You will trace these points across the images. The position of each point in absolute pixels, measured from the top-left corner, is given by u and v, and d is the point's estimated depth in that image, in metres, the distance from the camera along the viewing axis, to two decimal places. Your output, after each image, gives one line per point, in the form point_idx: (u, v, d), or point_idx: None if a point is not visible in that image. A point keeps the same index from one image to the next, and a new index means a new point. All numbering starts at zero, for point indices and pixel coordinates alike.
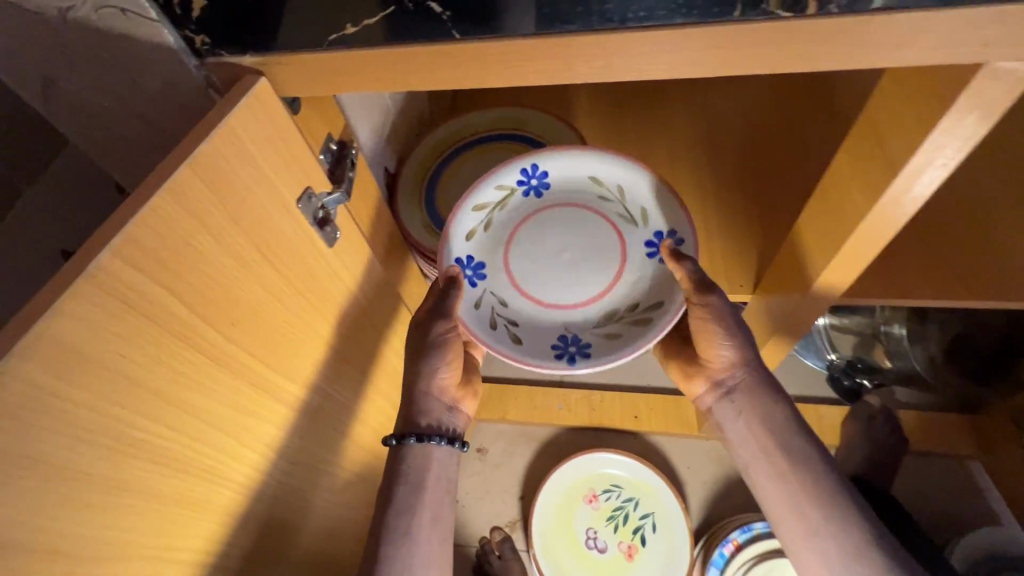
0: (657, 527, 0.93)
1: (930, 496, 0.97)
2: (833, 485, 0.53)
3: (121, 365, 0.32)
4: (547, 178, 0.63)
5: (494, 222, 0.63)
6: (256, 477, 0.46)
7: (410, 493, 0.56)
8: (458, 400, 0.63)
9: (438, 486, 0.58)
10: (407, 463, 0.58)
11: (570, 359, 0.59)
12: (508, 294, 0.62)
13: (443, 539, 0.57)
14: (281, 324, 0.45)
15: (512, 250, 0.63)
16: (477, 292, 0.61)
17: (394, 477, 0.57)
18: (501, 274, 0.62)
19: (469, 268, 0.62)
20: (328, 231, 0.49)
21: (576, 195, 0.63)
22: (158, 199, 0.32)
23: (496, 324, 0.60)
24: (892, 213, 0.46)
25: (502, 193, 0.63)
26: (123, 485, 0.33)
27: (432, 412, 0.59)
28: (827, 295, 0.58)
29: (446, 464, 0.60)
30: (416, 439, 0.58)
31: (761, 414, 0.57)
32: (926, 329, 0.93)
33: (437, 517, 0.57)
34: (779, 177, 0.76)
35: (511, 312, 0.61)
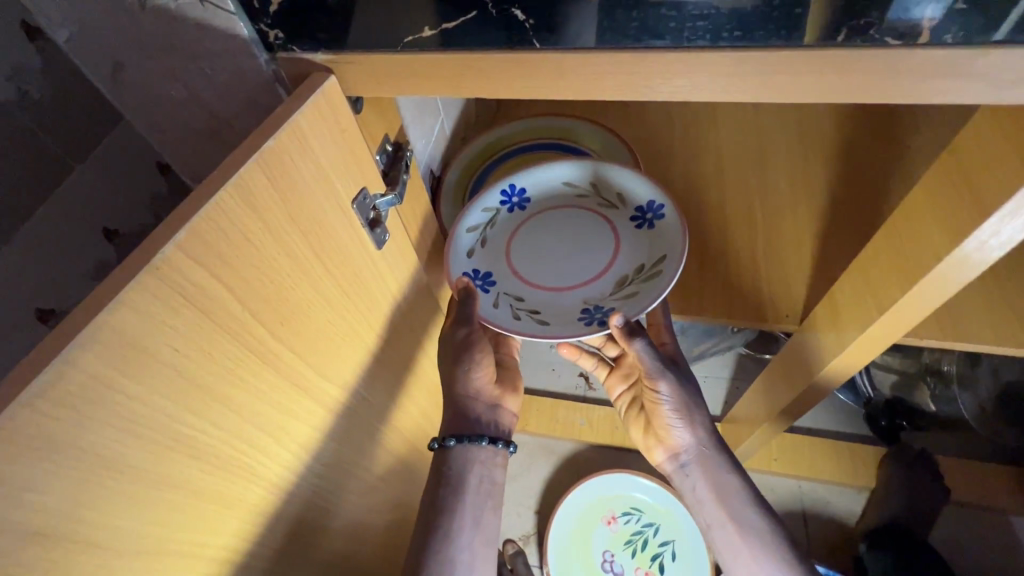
0: (677, 556, 0.90)
1: (969, 549, 0.92)
2: (775, 543, 0.60)
3: (174, 359, 0.31)
4: (525, 191, 0.66)
5: (489, 238, 0.65)
6: (288, 476, 0.45)
7: (451, 496, 0.57)
8: (497, 398, 0.62)
9: (479, 490, 0.59)
10: (450, 466, 0.59)
11: (600, 322, 0.57)
12: (521, 290, 0.62)
13: (485, 543, 0.58)
14: (326, 325, 0.45)
15: (513, 255, 0.64)
16: (493, 297, 0.61)
17: (437, 480, 0.58)
18: (509, 276, 0.63)
19: (479, 279, 0.62)
20: (377, 232, 0.48)
21: (556, 202, 0.66)
22: (225, 193, 0.32)
23: (518, 316, 0.59)
24: (971, 260, 0.42)
25: (488, 213, 0.65)
26: (165, 479, 0.33)
27: (472, 413, 0.60)
28: (887, 339, 0.55)
29: (489, 466, 0.60)
30: (455, 440, 0.58)
31: (716, 480, 0.63)
32: (976, 373, 0.86)
33: (478, 520, 0.58)
34: (830, 205, 0.73)
35: (529, 304, 0.61)
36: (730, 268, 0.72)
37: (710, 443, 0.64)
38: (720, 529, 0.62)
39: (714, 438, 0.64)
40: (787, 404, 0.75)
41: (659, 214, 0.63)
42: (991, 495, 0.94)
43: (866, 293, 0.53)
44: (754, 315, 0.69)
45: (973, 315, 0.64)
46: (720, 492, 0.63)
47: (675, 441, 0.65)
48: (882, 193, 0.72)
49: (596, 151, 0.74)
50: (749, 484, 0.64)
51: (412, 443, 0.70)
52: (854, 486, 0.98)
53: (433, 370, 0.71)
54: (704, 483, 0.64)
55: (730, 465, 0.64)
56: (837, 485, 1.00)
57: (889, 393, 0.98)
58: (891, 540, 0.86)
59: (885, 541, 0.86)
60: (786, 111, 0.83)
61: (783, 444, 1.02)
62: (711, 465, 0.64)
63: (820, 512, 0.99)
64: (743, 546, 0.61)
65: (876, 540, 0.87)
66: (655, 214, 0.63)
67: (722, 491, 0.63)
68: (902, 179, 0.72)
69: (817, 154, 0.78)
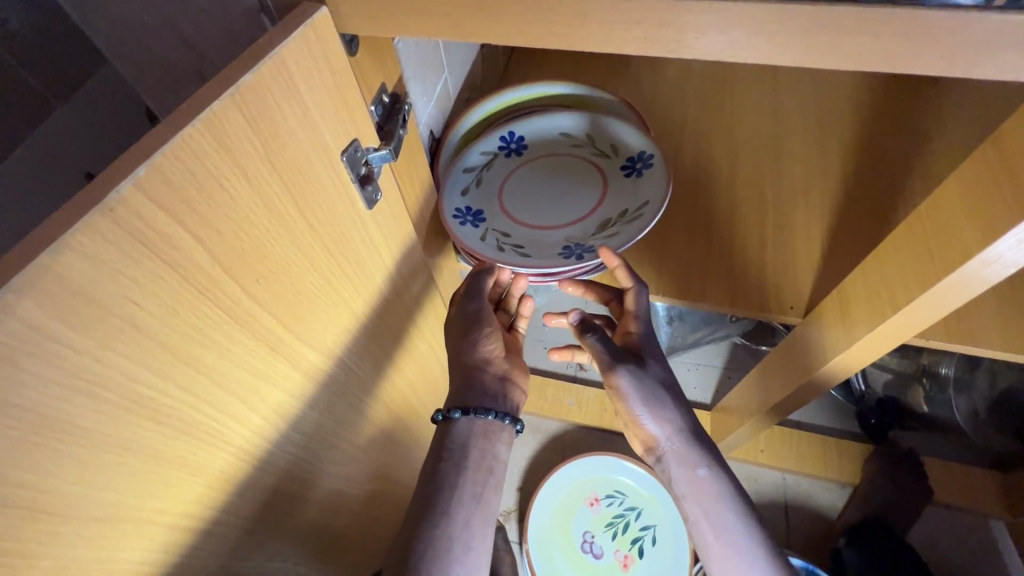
0: (658, 540, 0.89)
1: (947, 549, 0.92)
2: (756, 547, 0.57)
3: (131, 313, 0.28)
4: (523, 138, 0.68)
5: (484, 179, 0.66)
6: (260, 444, 0.43)
7: (451, 470, 0.53)
8: (509, 373, 0.59)
9: (481, 466, 0.54)
10: (453, 441, 0.55)
11: (579, 257, 0.59)
12: (509, 227, 0.63)
13: (484, 520, 0.53)
14: (306, 289, 0.41)
15: (505, 196, 0.65)
16: (480, 231, 0.62)
17: (437, 453, 0.54)
18: (499, 215, 0.64)
19: (469, 215, 0.63)
20: (368, 190, 0.44)
21: (552, 149, 0.68)
22: (193, 128, 0.28)
23: (503, 248, 0.61)
24: (998, 263, 0.40)
25: (486, 156, 0.67)
26: (121, 442, 0.30)
27: (483, 385, 0.56)
28: (900, 336, 0.52)
29: (494, 442, 0.56)
30: (461, 412, 0.54)
31: (689, 474, 0.60)
32: (973, 377, 0.86)
33: (478, 497, 0.53)
34: (846, 197, 0.70)
35: (514, 240, 0.62)
36: (737, 255, 0.69)
37: (685, 435, 0.60)
38: (699, 528, 0.60)
39: (687, 430, 0.60)
40: (782, 396, 0.73)
41: (647, 163, 0.64)
42: (974, 499, 0.94)
43: (879, 289, 0.51)
44: (761, 310, 0.66)
45: (978, 315, 0.63)
46: (692, 485, 0.60)
47: (644, 435, 0.61)
48: (903, 182, 0.69)
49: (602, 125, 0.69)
50: (727, 475, 0.60)
51: (397, 417, 0.68)
52: (839, 482, 0.98)
53: (424, 344, 0.68)
54: (678, 478, 0.61)
55: (708, 457, 0.60)
56: (825, 482, 1.00)
57: (881, 392, 0.98)
58: (872, 533, 0.86)
59: (863, 536, 0.86)
60: (805, 91, 0.80)
61: (772, 437, 1.01)
62: (685, 459, 0.60)
63: (802, 505, 0.99)
64: (716, 542, 0.58)
65: (856, 534, 0.87)
66: (644, 163, 0.64)
67: (695, 485, 0.60)
68: (921, 164, 0.69)
69: (835, 136, 0.75)
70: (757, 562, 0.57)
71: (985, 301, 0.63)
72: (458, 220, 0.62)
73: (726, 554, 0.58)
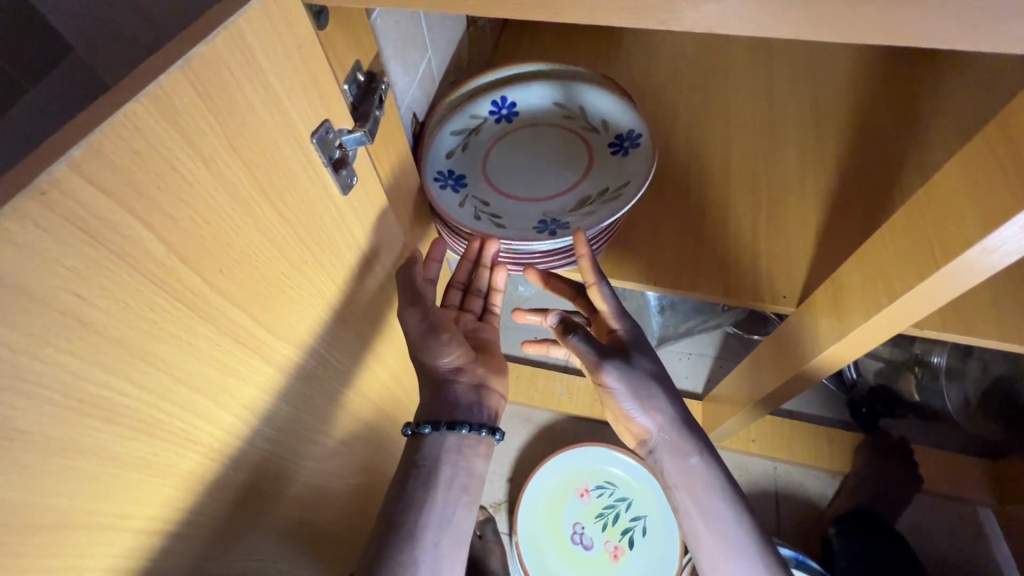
0: (648, 531, 0.88)
1: (935, 537, 0.93)
2: (750, 537, 0.56)
3: (76, 307, 0.26)
4: (515, 105, 0.66)
5: (471, 144, 0.65)
6: (231, 442, 0.41)
7: (420, 489, 0.51)
8: (481, 379, 0.57)
9: (452, 484, 0.52)
10: (424, 456, 0.53)
11: (552, 232, 0.59)
12: (489, 195, 0.63)
13: (455, 542, 0.51)
14: (277, 279, 0.39)
15: (489, 163, 0.64)
16: (460, 197, 0.62)
17: (407, 471, 0.52)
18: (481, 182, 0.63)
19: (451, 179, 0.63)
20: (343, 175, 0.42)
21: (543, 119, 0.67)
22: (138, 104, 0.25)
23: (479, 217, 0.60)
24: (998, 252, 0.39)
25: (475, 120, 0.66)
26: (72, 445, 0.28)
27: (452, 397, 0.54)
28: (895, 326, 0.50)
29: (467, 457, 0.54)
30: (431, 427, 0.52)
31: (682, 465, 0.58)
32: (966, 365, 0.86)
33: (448, 517, 0.51)
34: (840, 182, 0.68)
35: (492, 208, 0.62)
36: (727, 240, 0.67)
37: (677, 425, 0.59)
38: (693, 522, 0.58)
39: (679, 420, 0.59)
40: (773, 387, 0.72)
41: (635, 142, 0.63)
42: (962, 486, 0.94)
43: (875, 279, 0.49)
44: (753, 299, 0.65)
45: (971, 303, 0.62)
46: (683, 476, 0.59)
47: (636, 428, 0.60)
48: (898, 168, 0.67)
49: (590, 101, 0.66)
50: (720, 467, 0.59)
51: (380, 410, 0.67)
52: (829, 471, 0.98)
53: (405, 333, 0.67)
54: (670, 470, 0.59)
55: (700, 446, 0.59)
56: (815, 471, 0.99)
57: (874, 380, 0.97)
58: (860, 523, 0.86)
59: (852, 526, 0.86)
60: (799, 71, 0.78)
61: (762, 426, 1.00)
62: (677, 449, 0.59)
63: (792, 494, 0.99)
64: (711, 535, 0.57)
65: (845, 524, 0.87)
66: (631, 142, 0.63)
67: (688, 476, 0.58)
68: (917, 150, 0.68)
69: (829, 118, 0.73)
70: (747, 554, 0.55)
71: (979, 287, 0.62)
72: (439, 183, 0.62)
73: (722, 548, 0.56)
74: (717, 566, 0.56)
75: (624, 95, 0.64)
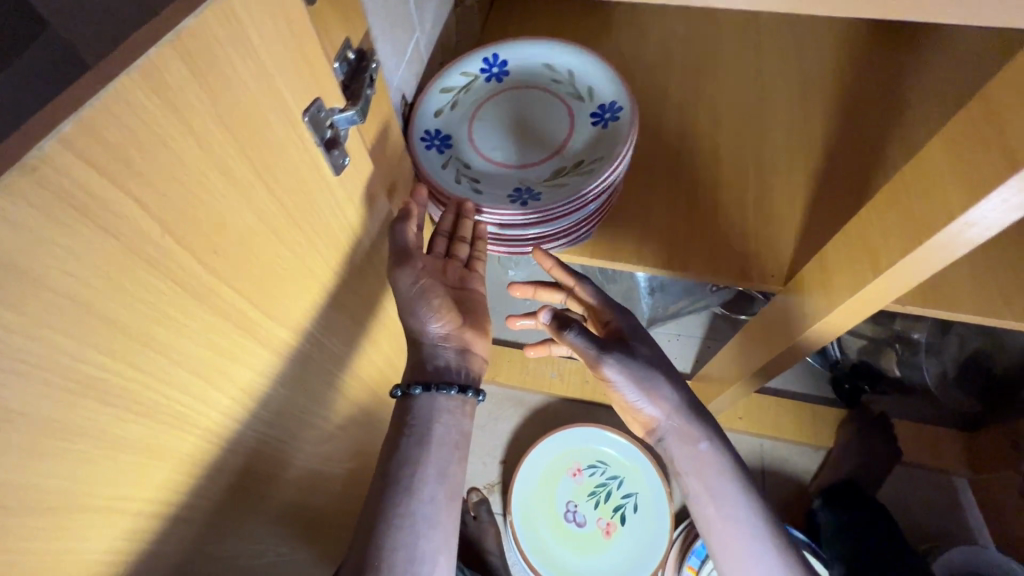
0: (639, 507, 0.90)
1: (914, 507, 0.96)
2: (760, 518, 0.58)
3: (72, 288, 0.26)
4: (506, 65, 0.66)
5: (460, 103, 0.66)
6: (228, 425, 0.41)
7: (413, 447, 0.52)
8: (466, 342, 0.55)
9: (445, 440, 0.53)
10: (415, 417, 0.53)
11: (524, 202, 0.60)
12: (472, 158, 0.63)
13: (451, 495, 0.52)
14: (271, 260, 0.39)
15: (475, 125, 0.65)
16: (444, 158, 0.62)
17: (399, 431, 0.53)
18: (466, 144, 0.64)
19: (437, 138, 0.63)
20: (336, 155, 0.42)
21: (532, 81, 0.67)
22: (129, 78, 0.25)
23: (460, 179, 0.61)
24: (978, 225, 0.40)
25: (467, 78, 0.66)
26: (69, 428, 0.28)
27: (439, 358, 0.54)
28: (878, 301, 0.52)
29: (458, 416, 0.54)
30: (422, 389, 0.53)
31: (692, 451, 0.60)
32: (945, 342, 0.88)
33: (443, 472, 0.52)
34: (826, 161, 0.69)
35: (473, 172, 0.63)
36: (716, 219, 0.68)
37: (685, 413, 0.60)
38: (704, 507, 0.59)
39: (687, 408, 0.60)
40: (761, 365, 0.74)
41: (616, 114, 0.62)
42: (939, 457, 0.98)
43: (860, 253, 0.51)
44: (740, 278, 0.66)
45: (951, 279, 0.63)
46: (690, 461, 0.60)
47: (646, 418, 0.61)
48: (883, 147, 0.69)
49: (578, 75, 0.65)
50: (727, 451, 0.61)
51: (376, 395, 0.67)
52: (813, 445, 1.01)
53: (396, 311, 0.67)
54: (681, 458, 0.60)
55: (709, 432, 0.60)
56: (799, 446, 1.02)
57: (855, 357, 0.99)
58: (845, 496, 0.89)
59: (838, 500, 0.89)
60: (787, 47, 0.78)
61: (749, 403, 1.03)
62: (685, 436, 0.60)
63: (778, 469, 1.01)
64: (722, 517, 0.58)
65: (831, 498, 0.90)
66: (612, 114, 0.63)
67: (698, 461, 0.60)
68: (900, 129, 0.69)
69: (815, 96, 0.74)
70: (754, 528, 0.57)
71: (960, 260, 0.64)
72: (425, 142, 0.63)
73: (732, 529, 0.57)
74: (729, 548, 0.57)
75: (610, 69, 0.63)
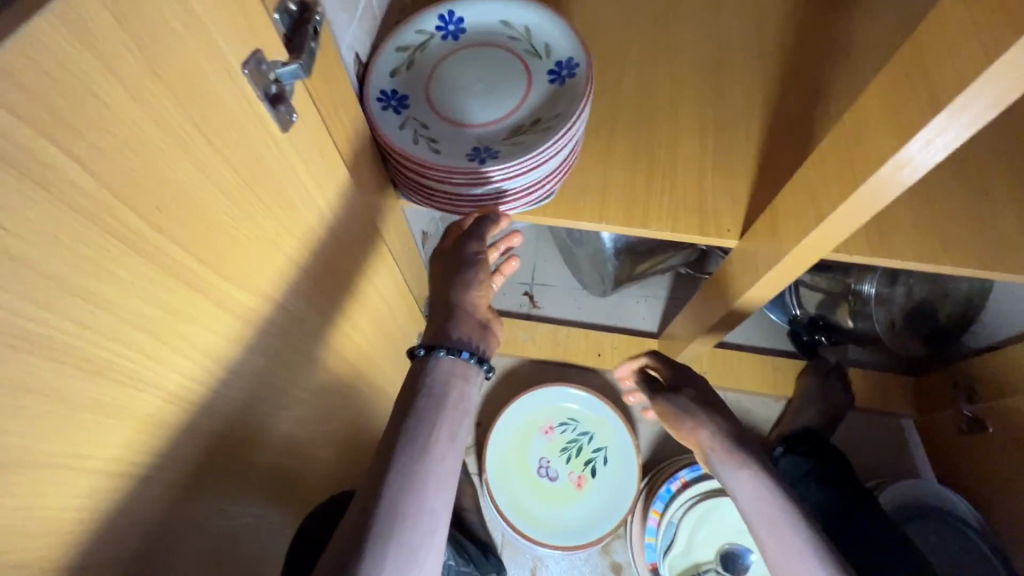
0: (609, 460, 0.94)
1: (865, 447, 1.03)
2: None
3: (3, 242, 0.25)
4: (463, 23, 0.66)
5: (416, 62, 0.64)
6: (191, 386, 0.41)
7: (429, 409, 0.52)
8: (489, 324, 0.61)
9: (458, 406, 0.54)
10: (433, 378, 0.54)
11: (483, 161, 0.60)
12: (429, 118, 0.63)
13: (458, 458, 0.51)
14: (222, 219, 0.39)
15: (432, 84, 0.64)
16: (401, 119, 0.62)
17: (415, 392, 0.54)
18: (422, 103, 0.63)
19: (393, 98, 0.62)
20: (282, 110, 0.41)
21: (489, 38, 0.66)
22: (46, 22, 0.24)
23: (418, 140, 0.61)
24: (907, 168, 0.42)
25: (422, 37, 0.65)
26: (16, 384, 0.28)
27: (466, 326, 0.58)
28: (822, 246, 0.55)
29: (469, 385, 0.56)
30: (445, 351, 0.56)
31: (771, 523, 0.56)
32: (893, 292, 0.93)
33: (455, 436, 0.52)
34: (782, 116, 0.71)
35: (431, 132, 0.62)
36: (676, 176, 0.70)
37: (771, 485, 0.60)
38: None
39: (773, 480, 0.60)
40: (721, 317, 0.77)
41: (572, 71, 0.63)
42: (887, 401, 1.04)
43: (806, 202, 0.53)
44: (699, 231, 0.68)
45: (897, 227, 0.66)
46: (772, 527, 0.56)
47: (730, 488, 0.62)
48: (835, 101, 0.70)
49: (535, 32, 0.65)
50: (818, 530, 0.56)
51: (345, 360, 0.68)
52: (774, 396, 1.06)
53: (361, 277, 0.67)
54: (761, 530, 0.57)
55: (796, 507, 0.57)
56: (761, 396, 1.07)
57: (813, 311, 1.02)
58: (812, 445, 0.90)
59: (795, 442, 0.92)
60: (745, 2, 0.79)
61: (713, 358, 1.08)
62: (768, 508, 0.58)
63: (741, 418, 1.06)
64: None
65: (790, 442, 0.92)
66: (569, 71, 0.63)
67: (779, 536, 0.55)
68: (853, 82, 0.71)
69: (772, 51, 0.75)
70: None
71: (903, 202, 0.67)
72: (381, 103, 0.62)
73: None
74: None
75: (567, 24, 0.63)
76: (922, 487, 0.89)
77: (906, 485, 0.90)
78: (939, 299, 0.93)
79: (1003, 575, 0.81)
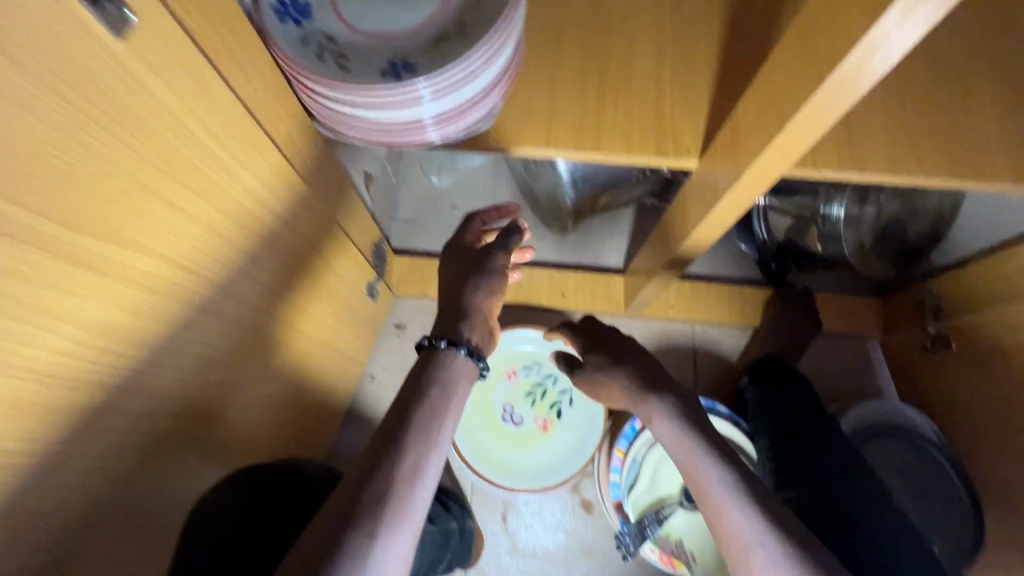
0: (574, 401, 0.92)
1: (830, 371, 1.03)
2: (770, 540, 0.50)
3: None
4: None
5: None
6: (29, 346, 0.35)
7: (441, 395, 0.58)
8: (493, 332, 0.68)
9: (461, 397, 0.60)
10: (446, 368, 0.60)
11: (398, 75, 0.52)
12: (337, 31, 0.54)
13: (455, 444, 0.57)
14: (28, 145, 0.31)
15: None
16: (303, 33, 0.54)
17: (428, 376, 0.59)
18: (328, 14, 0.55)
19: (292, 9, 0.54)
20: (106, 9, 0.34)
21: None
22: None
23: (323, 56, 0.53)
24: (874, 57, 0.36)
25: None
26: None
27: (481, 329, 0.64)
28: (782, 160, 0.49)
29: (468, 382, 0.62)
30: (465, 350, 0.61)
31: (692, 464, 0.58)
32: (863, 211, 0.89)
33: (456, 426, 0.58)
34: (748, 19, 0.63)
35: (340, 46, 0.54)
36: (630, 91, 0.62)
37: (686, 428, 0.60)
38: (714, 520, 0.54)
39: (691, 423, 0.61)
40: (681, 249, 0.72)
41: None
42: (854, 323, 1.03)
43: (768, 107, 0.47)
44: (655, 153, 0.61)
45: (869, 139, 0.61)
46: (695, 479, 0.57)
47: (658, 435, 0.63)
48: None
49: None
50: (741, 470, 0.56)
51: (263, 312, 0.62)
52: (741, 326, 1.04)
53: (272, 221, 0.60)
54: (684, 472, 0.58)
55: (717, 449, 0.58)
56: (728, 327, 1.05)
57: (781, 237, 0.97)
58: (777, 374, 0.89)
59: (759, 372, 0.91)
60: None
61: (680, 292, 1.04)
62: (687, 451, 0.59)
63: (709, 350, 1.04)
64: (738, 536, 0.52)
65: (756, 373, 0.91)
66: None
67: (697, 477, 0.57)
68: None
69: None
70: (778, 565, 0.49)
71: (876, 105, 0.62)
72: (278, 15, 0.53)
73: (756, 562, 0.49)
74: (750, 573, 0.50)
75: None
76: (886, 407, 0.89)
77: (868, 405, 0.90)
78: (908, 217, 0.90)
79: (957, 482, 0.83)
